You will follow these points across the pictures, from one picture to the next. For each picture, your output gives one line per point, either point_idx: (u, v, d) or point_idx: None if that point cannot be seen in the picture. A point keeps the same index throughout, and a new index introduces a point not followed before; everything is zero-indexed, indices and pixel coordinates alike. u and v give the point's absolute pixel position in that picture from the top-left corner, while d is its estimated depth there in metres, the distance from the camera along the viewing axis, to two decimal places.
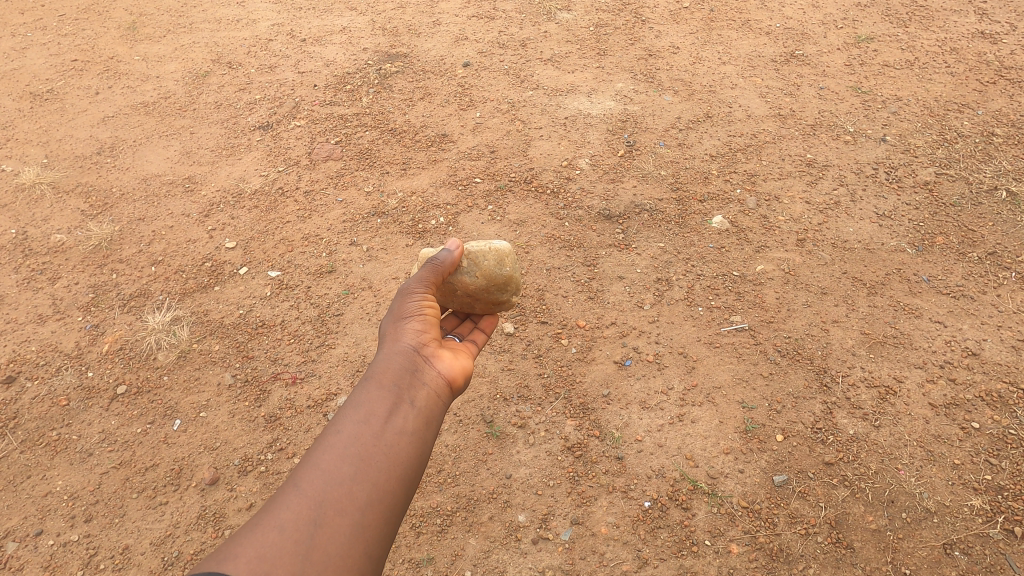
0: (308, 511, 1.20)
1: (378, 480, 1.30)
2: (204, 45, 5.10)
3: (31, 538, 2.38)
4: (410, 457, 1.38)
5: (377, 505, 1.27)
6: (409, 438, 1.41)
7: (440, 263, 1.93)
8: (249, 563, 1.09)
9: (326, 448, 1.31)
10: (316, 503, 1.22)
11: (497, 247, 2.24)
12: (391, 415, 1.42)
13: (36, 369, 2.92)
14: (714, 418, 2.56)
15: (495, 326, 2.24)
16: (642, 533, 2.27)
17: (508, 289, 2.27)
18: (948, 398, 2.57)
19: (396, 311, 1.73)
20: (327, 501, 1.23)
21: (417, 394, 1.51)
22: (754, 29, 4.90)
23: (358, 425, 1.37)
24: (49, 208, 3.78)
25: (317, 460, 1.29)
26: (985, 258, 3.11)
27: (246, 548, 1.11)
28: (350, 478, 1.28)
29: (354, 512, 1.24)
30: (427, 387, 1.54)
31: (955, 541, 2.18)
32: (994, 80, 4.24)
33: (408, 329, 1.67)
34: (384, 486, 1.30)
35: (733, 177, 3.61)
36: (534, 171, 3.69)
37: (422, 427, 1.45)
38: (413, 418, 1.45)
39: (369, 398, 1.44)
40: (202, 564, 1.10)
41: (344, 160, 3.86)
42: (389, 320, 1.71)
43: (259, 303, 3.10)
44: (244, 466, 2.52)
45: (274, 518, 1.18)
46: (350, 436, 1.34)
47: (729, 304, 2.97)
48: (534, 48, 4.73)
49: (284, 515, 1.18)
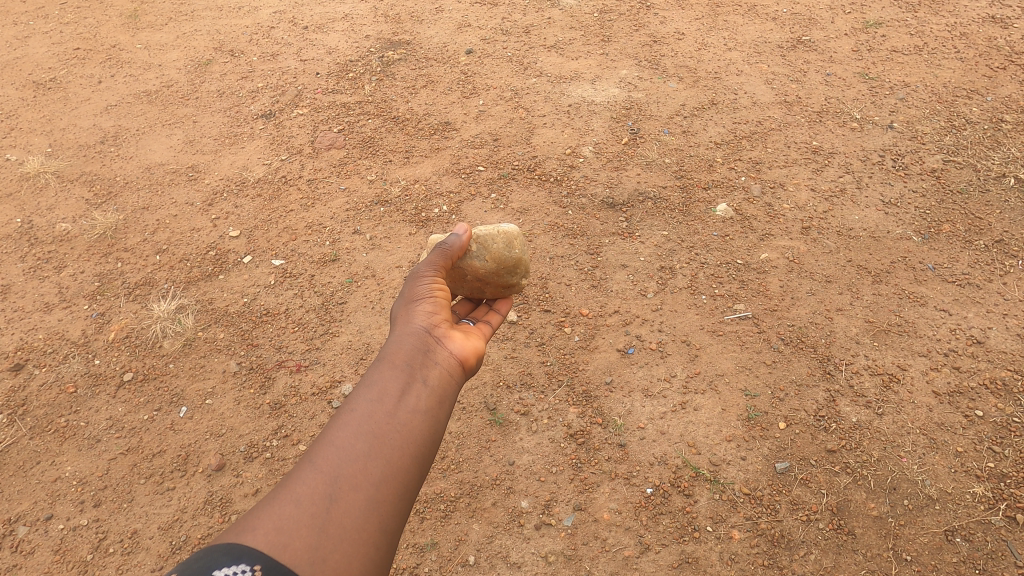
0: (323, 485, 1.17)
1: (392, 456, 1.27)
2: (205, 34, 5.09)
3: (41, 523, 2.40)
4: (425, 434, 1.34)
5: (391, 481, 1.24)
6: (423, 415, 1.37)
7: (448, 248, 1.93)
8: (267, 535, 1.07)
9: (341, 426, 1.28)
10: (330, 479, 1.19)
11: (505, 230, 2.27)
12: (404, 393, 1.39)
13: (44, 358, 2.94)
14: (716, 406, 2.57)
15: (510, 307, 2.18)
16: (644, 519, 2.28)
17: (518, 272, 2.28)
18: (952, 386, 2.56)
19: (406, 294, 1.72)
20: (341, 476, 1.19)
21: (429, 373, 1.48)
22: (759, 15, 4.85)
23: (371, 402, 1.33)
24: (54, 197, 3.79)
25: (331, 436, 1.26)
26: (992, 246, 3.09)
27: (262, 521, 1.09)
28: (365, 455, 1.24)
29: (369, 487, 1.20)
30: (439, 366, 1.51)
31: (956, 528, 2.19)
32: (1004, 66, 4.18)
33: (419, 311, 1.65)
34: (398, 463, 1.27)
35: (737, 165, 3.59)
36: (537, 159, 3.68)
37: (436, 406, 1.41)
38: (427, 397, 1.42)
39: (381, 376, 1.41)
40: (221, 536, 1.08)
41: (346, 149, 3.86)
42: (400, 303, 1.70)
43: (263, 292, 3.11)
44: (250, 452, 2.54)
45: (290, 492, 1.15)
46: (364, 413, 1.31)
47: (732, 292, 2.96)
48: (538, 35, 4.70)
49: (300, 490, 1.16)
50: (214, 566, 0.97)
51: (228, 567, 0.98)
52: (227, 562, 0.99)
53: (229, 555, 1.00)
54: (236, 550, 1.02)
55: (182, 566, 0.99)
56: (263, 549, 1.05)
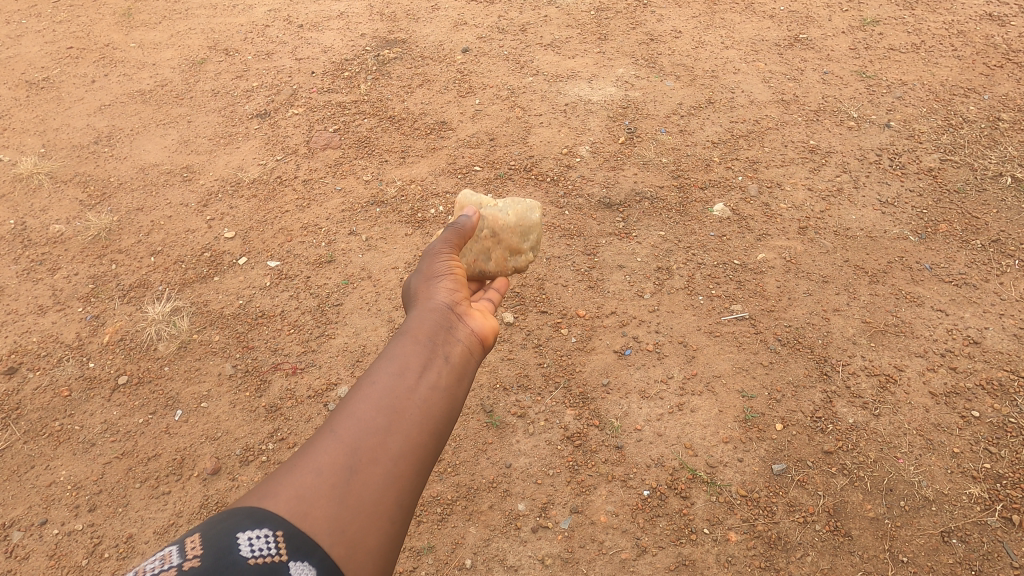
0: (343, 457, 1.14)
1: (411, 432, 1.21)
2: (199, 32, 5.06)
3: (36, 528, 2.39)
4: (445, 411, 1.29)
5: (410, 457, 1.19)
6: (443, 391, 1.31)
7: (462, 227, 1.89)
8: (286, 503, 1.05)
9: (362, 398, 1.22)
10: (350, 449, 1.15)
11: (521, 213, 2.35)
12: (426, 368, 1.32)
13: (38, 361, 2.93)
14: (713, 407, 2.56)
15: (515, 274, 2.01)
16: (641, 521, 2.28)
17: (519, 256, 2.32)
18: (949, 386, 2.56)
19: (428, 266, 1.65)
20: (361, 449, 1.15)
21: (452, 348, 1.40)
22: (757, 13, 4.84)
23: (392, 375, 1.28)
24: (48, 199, 3.76)
25: (353, 407, 1.21)
26: (988, 245, 3.09)
27: (282, 489, 1.07)
28: (384, 428, 1.19)
29: (387, 462, 1.16)
30: (461, 342, 1.44)
31: (953, 529, 2.19)
32: (1001, 64, 4.18)
33: (442, 283, 1.58)
34: (418, 440, 1.22)
35: (734, 165, 3.58)
36: (533, 159, 3.66)
37: (457, 382, 1.35)
38: (448, 373, 1.35)
39: (403, 349, 1.34)
40: (242, 500, 1.07)
41: (342, 149, 3.84)
42: (421, 275, 1.63)
43: (258, 294, 3.10)
44: (246, 456, 2.53)
45: (309, 462, 1.12)
46: (385, 387, 1.25)
47: (729, 293, 2.96)
48: (534, 33, 4.68)
49: (319, 460, 1.12)
50: (236, 528, 0.98)
51: (251, 531, 0.98)
52: (249, 527, 0.99)
53: (253, 519, 1.00)
54: (257, 517, 1.01)
55: (205, 526, 0.98)
56: (283, 515, 1.04)
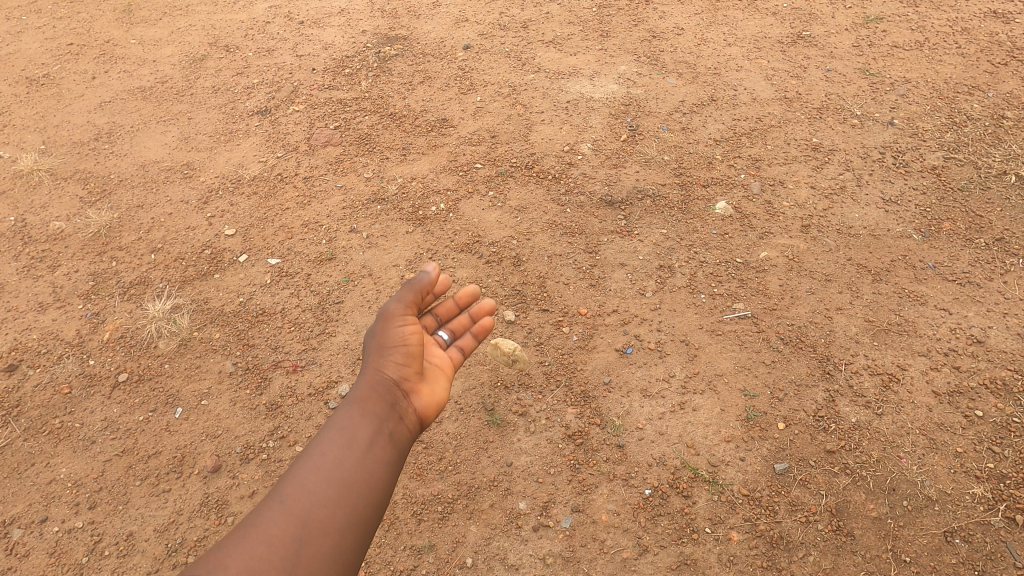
0: (292, 531, 1.31)
1: (353, 504, 1.39)
2: (200, 29, 5.04)
3: (36, 525, 2.39)
4: (384, 488, 1.45)
5: (351, 528, 1.36)
6: (385, 470, 1.47)
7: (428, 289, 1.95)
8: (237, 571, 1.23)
9: (309, 474, 1.40)
10: (298, 523, 1.32)
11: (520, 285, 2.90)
12: (369, 448, 1.48)
13: (38, 358, 2.92)
14: (715, 406, 2.55)
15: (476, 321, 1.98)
16: (642, 521, 2.27)
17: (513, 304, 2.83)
18: (952, 386, 2.55)
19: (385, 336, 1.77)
20: (307, 522, 1.33)
21: (396, 426, 1.56)
22: (759, 9, 4.82)
23: (338, 456, 1.45)
24: (48, 195, 3.76)
25: (301, 484, 1.39)
26: (992, 244, 3.07)
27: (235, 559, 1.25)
28: (330, 503, 1.37)
29: (332, 533, 1.33)
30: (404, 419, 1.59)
31: (955, 529, 2.18)
32: (1006, 61, 4.16)
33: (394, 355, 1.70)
34: (360, 514, 1.38)
35: (737, 162, 3.56)
36: (535, 156, 3.65)
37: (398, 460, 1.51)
38: (390, 450, 1.51)
39: (349, 427, 1.51)
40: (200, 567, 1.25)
41: (343, 146, 3.83)
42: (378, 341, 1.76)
43: (259, 291, 3.09)
44: (246, 454, 2.53)
45: (262, 533, 1.29)
46: (331, 466, 1.43)
47: (731, 291, 2.95)
48: (536, 30, 4.66)
49: (270, 531, 1.30)
50: None
51: None
52: None
53: None
54: None
55: None
56: None
